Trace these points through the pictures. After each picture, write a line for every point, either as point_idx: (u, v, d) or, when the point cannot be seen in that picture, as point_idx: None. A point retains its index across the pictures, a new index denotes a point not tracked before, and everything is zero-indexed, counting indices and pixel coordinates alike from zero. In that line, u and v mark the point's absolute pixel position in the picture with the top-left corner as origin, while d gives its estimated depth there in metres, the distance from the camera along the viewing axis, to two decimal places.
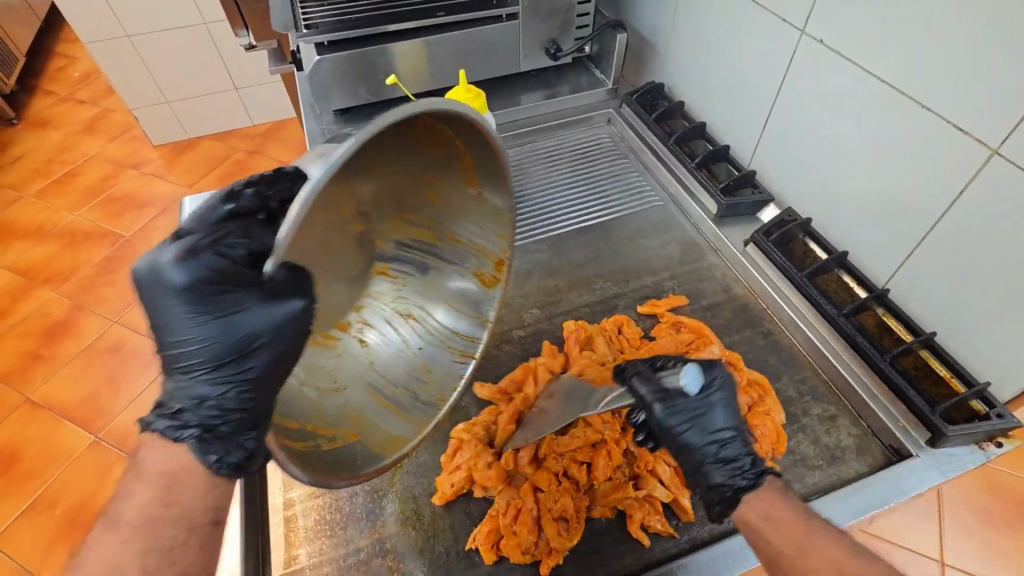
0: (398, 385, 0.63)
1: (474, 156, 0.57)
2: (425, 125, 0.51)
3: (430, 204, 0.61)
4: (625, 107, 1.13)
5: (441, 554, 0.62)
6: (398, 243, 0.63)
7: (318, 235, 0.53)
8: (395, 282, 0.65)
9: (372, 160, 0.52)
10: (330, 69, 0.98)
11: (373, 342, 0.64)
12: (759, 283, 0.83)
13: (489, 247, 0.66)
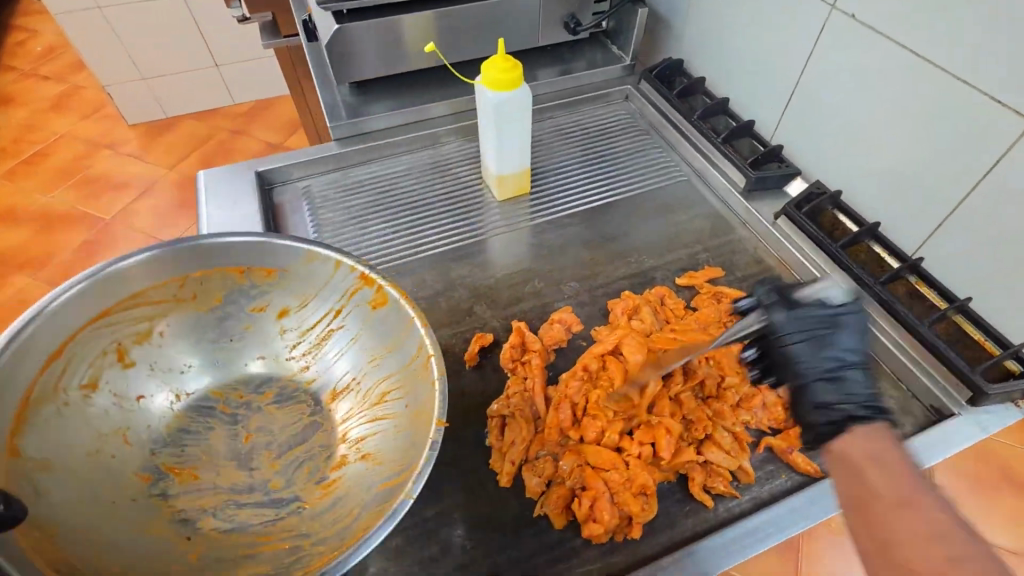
0: (396, 451, 0.65)
1: (191, 317, 0.74)
2: (88, 349, 0.65)
3: (199, 339, 0.75)
4: (644, 84, 1.13)
5: (510, 519, 0.61)
6: (227, 431, 0.71)
7: (25, 393, 0.58)
8: (281, 441, 0.71)
9: (221, 314, 0.76)
10: (348, 41, 0.95)
11: (356, 462, 0.67)
12: (792, 255, 0.85)
13: (339, 276, 0.73)
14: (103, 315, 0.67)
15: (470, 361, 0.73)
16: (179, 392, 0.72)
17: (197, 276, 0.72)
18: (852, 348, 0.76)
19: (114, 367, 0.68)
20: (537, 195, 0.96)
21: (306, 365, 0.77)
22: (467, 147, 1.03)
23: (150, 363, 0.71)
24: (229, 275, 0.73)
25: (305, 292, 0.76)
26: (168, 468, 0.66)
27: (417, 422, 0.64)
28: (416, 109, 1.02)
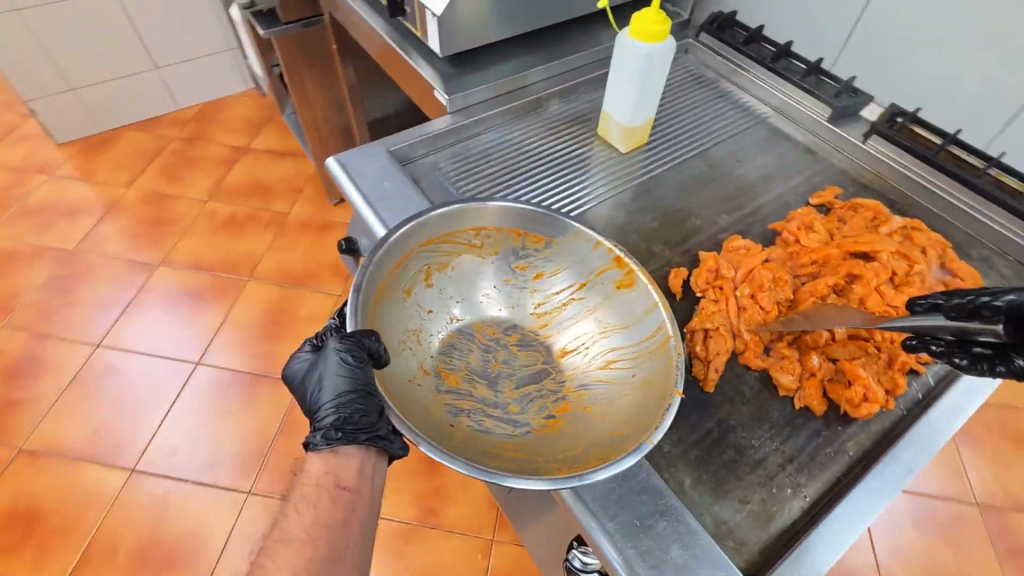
0: (625, 410, 0.70)
1: (473, 261, 0.86)
2: (412, 265, 0.80)
3: (459, 279, 0.85)
4: (703, 36, 1.21)
5: (778, 416, 0.70)
6: (481, 355, 0.82)
7: (406, 295, 0.80)
8: (520, 376, 0.80)
9: (471, 268, 0.86)
10: (461, 9, 0.92)
11: (580, 411, 0.74)
12: (887, 168, 0.99)
13: (599, 253, 0.81)
14: (426, 243, 0.80)
15: (676, 294, 0.80)
16: (455, 315, 0.85)
17: (492, 231, 0.83)
18: (962, 235, 0.92)
19: (422, 284, 0.82)
20: (654, 144, 1.01)
21: (545, 322, 0.85)
22: (568, 108, 1.07)
23: (440, 287, 0.84)
24: (514, 236, 0.84)
25: (561, 262, 0.85)
26: (442, 370, 0.78)
27: (648, 389, 0.69)
28: (518, 76, 1.03)
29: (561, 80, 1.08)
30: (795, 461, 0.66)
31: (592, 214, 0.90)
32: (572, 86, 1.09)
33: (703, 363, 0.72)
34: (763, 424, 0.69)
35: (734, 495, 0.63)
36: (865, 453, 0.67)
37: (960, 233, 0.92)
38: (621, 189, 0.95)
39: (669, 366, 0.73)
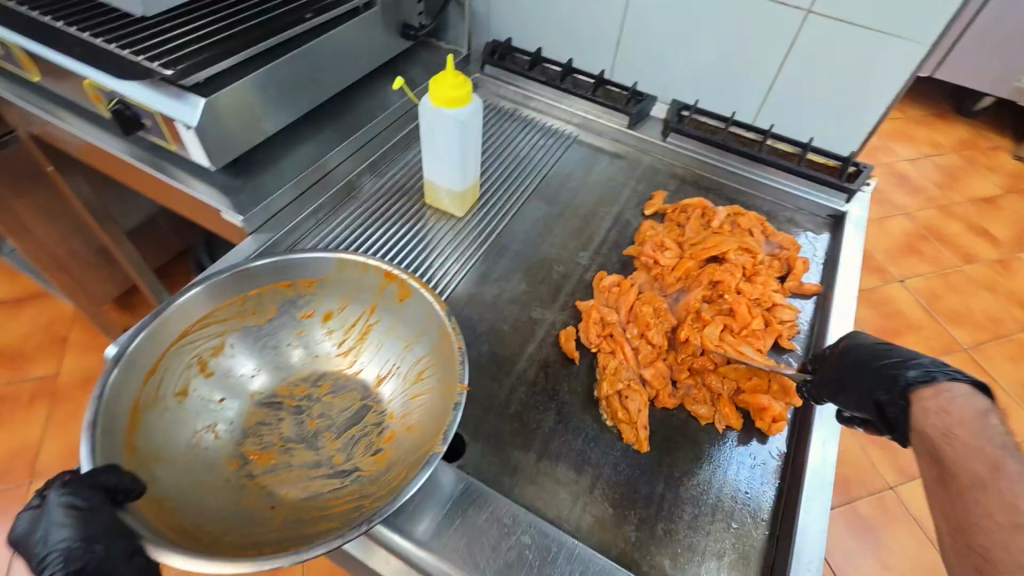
0: (431, 417, 0.70)
1: (252, 329, 0.80)
2: (176, 364, 0.72)
3: (245, 346, 0.79)
4: (488, 68, 1.18)
5: (711, 448, 0.70)
6: (295, 419, 0.76)
7: (176, 387, 0.72)
8: (341, 423, 0.77)
9: (258, 333, 0.80)
10: (220, 111, 0.76)
11: (402, 434, 0.73)
12: (691, 159, 1.07)
13: (370, 277, 0.80)
14: (183, 336, 0.73)
15: (575, 358, 0.75)
16: (253, 388, 0.78)
17: (253, 293, 0.78)
18: (767, 203, 1.03)
19: (200, 377, 0.75)
20: (487, 197, 0.96)
21: (352, 359, 0.83)
22: (384, 182, 0.97)
23: (227, 369, 0.77)
24: (281, 290, 0.80)
25: (344, 296, 0.83)
26: (253, 452, 0.72)
27: (445, 392, 0.71)
28: (316, 164, 0.89)
29: (364, 153, 0.97)
30: (743, 487, 0.67)
31: (457, 297, 0.82)
32: (379, 157, 0.98)
33: (629, 425, 0.68)
34: (703, 461, 0.68)
35: (711, 553, 0.62)
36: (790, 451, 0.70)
37: (766, 201, 1.03)
38: (474, 259, 0.87)
39: (599, 443, 0.69)
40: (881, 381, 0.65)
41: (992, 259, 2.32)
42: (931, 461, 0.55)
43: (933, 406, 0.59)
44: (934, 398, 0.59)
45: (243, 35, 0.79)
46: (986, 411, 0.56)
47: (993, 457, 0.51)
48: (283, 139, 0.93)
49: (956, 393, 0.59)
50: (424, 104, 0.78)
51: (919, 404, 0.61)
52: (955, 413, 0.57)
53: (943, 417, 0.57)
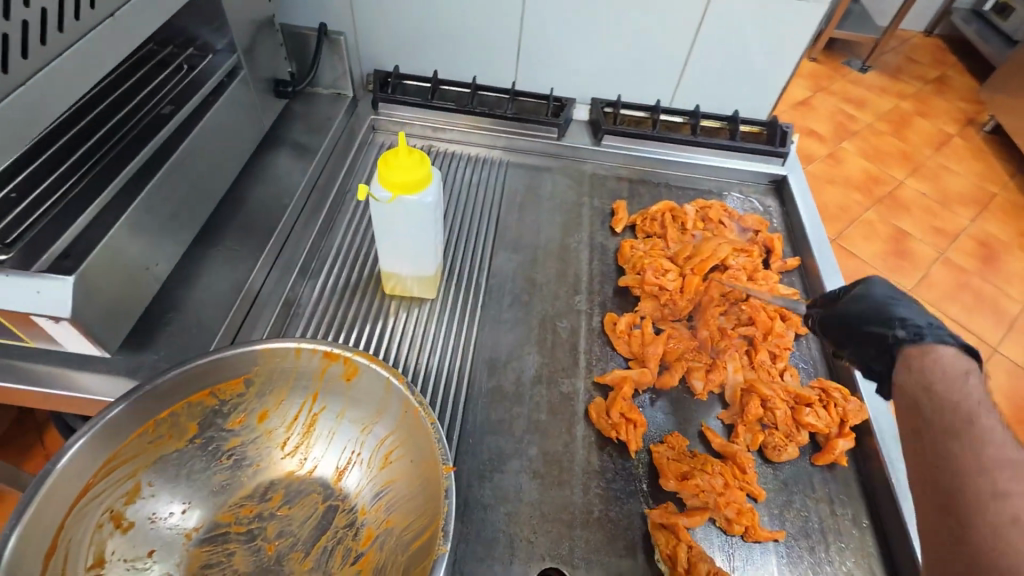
0: (417, 509, 0.51)
1: (172, 457, 0.53)
2: (81, 532, 0.47)
3: (161, 474, 0.52)
4: (381, 104, 1.00)
5: (792, 468, 0.68)
6: (248, 548, 0.53)
7: (83, 560, 0.46)
8: (306, 537, 0.54)
9: (173, 459, 0.53)
10: (94, 285, 0.54)
11: (383, 530, 0.53)
12: (631, 157, 1.02)
13: (307, 359, 0.55)
14: (86, 492, 0.47)
15: (634, 430, 0.67)
16: (188, 526, 0.52)
17: (165, 415, 0.51)
18: (713, 184, 1.02)
19: (117, 535, 0.49)
20: (450, 265, 0.83)
21: (300, 457, 0.58)
22: (324, 283, 0.78)
23: (151, 513, 0.51)
24: (201, 399, 0.53)
25: (281, 389, 0.57)
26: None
27: (428, 475, 0.51)
28: (241, 292, 0.71)
29: (287, 257, 0.78)
30: (834, 499, 0.66)
31: (476, 401, 0.70)
32: (305, 257, 0.80)
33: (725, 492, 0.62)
34: (791, 486, 0.66)
35: None
36: (857, 440, 0.70)
37: (712, 182, 1.02)
38: (471, 346, 0.75)
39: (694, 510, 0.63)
40: (877, 354, 0.55)
41: (824, 155, 2.41)
42: (908, 416, 0.48)
43: (919, 364, 0.51)
44: (921, 358, 0.51)
45: (94, 172, 0.58)
46: (971, 368, 0.48)
47: (968, 410, 0.45)
48: (184, 271, 0.71)
49: (949, 354, 0.50)
50: (378, 198, 0.62)
51: (904, 370, 0.52)
52: (938, 370, 0.49)
53: (925, 362, 0.50)
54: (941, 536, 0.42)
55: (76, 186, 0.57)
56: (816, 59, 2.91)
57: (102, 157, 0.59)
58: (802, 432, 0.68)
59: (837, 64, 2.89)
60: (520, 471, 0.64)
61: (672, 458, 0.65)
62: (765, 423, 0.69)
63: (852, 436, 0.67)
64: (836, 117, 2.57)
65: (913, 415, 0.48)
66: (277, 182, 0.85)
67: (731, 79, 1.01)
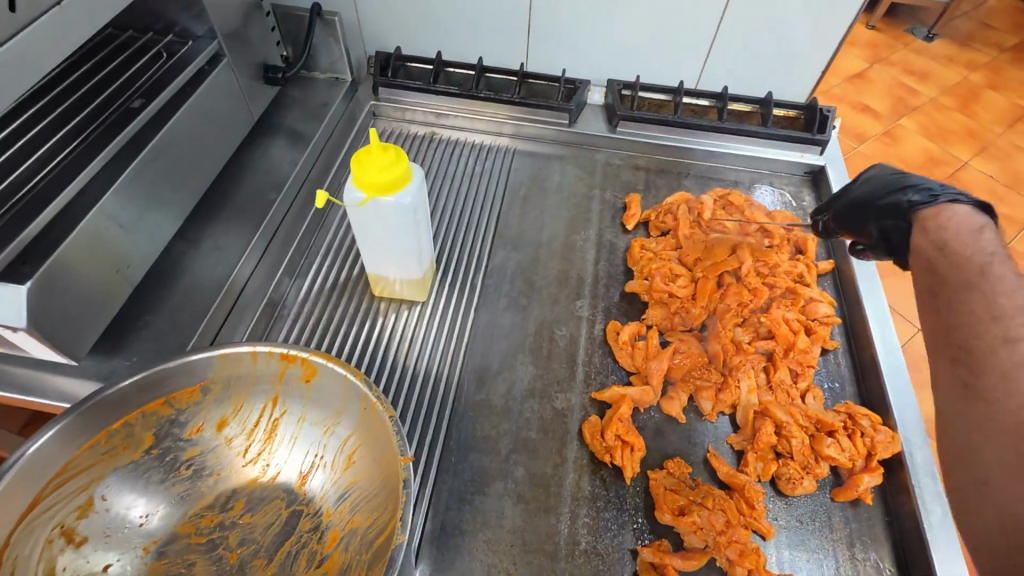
0: (379, 508, 0.48)
1: (128, 469, 0.51)
2: (29, 549, 0.45)
3: (117, 486, 0.50)
4: (382, 89, 0.94)
5: (807, 502, 0.61)
6: (209, 558, 0.51)
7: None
8: (269, 544, 0.52)
9: (129, 471, 0.51)
10: (51, 292, 0.51)
11: (347, 531, 0.50)
12: (649, 145, 0.93)
13: (263, 363, 0.53)
14: (35, 505, 0.45)
15: (631, 455, 0.61)
16: (146, 537, 0.50)
17: (118, 426, 0.49)
18: (740, 176, 0.93)
19: (69, 550, 0.47)
20: (444, 263, 0.78)
21: (263, 463, 0.55)
22: (312, 282, 0.75)
23: (107, 526, 0.49)
24: (155, 408, 0.51)
25: (240, 394, 0.54)
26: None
27: (388, 473, 0.48)
28: (225, 288, 0.68)
29: (274, 255, 0.75)
30: (855, 541, 0.59)
31: (461, 415, 0.65)
32: (293, 254, 0.77)
33: (727, 530, 0.56)
34: (805, 523, 0.59)
35: None
36: (885, 473, 0.63)
37: (739, 173, 0.93)
38: (461, 354, 0.70)
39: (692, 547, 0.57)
40: (887, 217, 0.62)
41: (879, 133, 2.15)
42: (923, 269, 0.56)
43: (934, 225, 0.57)
44: (935, 216, 0.58)
45: (57, 168, 0.55)
46: (985, 225, 0.55)
47: (979, 264, 0.51)
48: (164, 269, 0.69)
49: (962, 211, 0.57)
50: (351, 202, 0.58)
51: (919, 233, 0.58)
52: (955, 227, 0.56)
53: (936, 222, 0.57)
54: (1007, 459, 0.42)
55: (34, 187, 0.53)
56: (874, 28, 2.61)
57: (65, 154, 0.56)
58: (821, 464, 0.61)
59: (899, 33, 2.60)
60: (503, 495, 0.60)
61: (670, 488, 0.59)
62: (780, 452, 0.62)
63: (880, 471, 0.60)
64: (895, 92, 2.31)
65: (930, 274, 0.54)
66: (268, 174, 0.81)
67: (765, 58, 0.91)
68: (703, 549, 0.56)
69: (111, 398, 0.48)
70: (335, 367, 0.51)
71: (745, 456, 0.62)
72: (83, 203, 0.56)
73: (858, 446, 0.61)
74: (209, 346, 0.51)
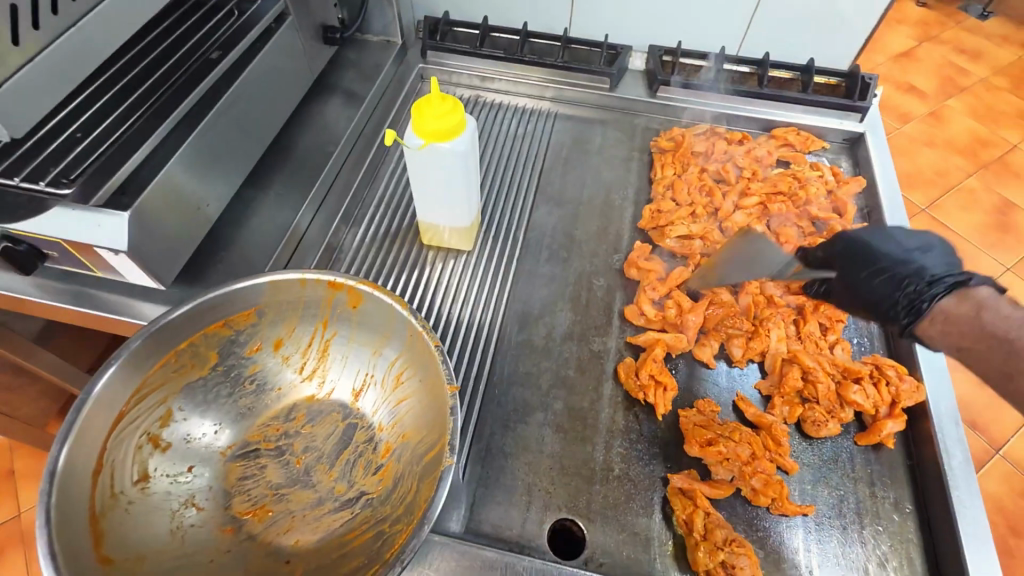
0: (427, 425, 0.55)
1: (198, 385, 0.57)
2: (123, 452, 0.51)
3: (190, 400, 0.56)
4: (430, 53, 0.98)
5: (831, 443, 0.64)
6: (278, 462, 0.58)
7: (131, 473, 0.51)
8: (329, 451, 0.59)
9: (199, 386, 0.57)
10: (151, 219, 0.59)
11: (399, 444, 0.57)
12: (689, 110, 0.95)
13: (312, 290, 0.58)
14: (121, 418, 0.51)
15: (663, 395, 0.65)
16: (221, 444, 0.57)
17: (184, 346, 0.55)
18: None
19: (157, 453, 0.54)
20: (489, 218, 0.82)
21: (318, 381, 0.62)
22: (366, 231, 0.80)
23: (186, 434, 0.56)
24: (217, 330, 0.57)
25: (292, 317, 0.60)
26: (244, 512, 0.54)
27: (434, 391, 0.54)
28: (288, 235, 0.74)
29: (332, 204, 0.81)
30: (876, 480, 0.62)
31: (505, 353, 0.70)
32: (348, 205, 0.82)
33: (753, 463, 0.60)
34: (828, 462, 0.63)
35: (875, 564, 0.57)
36: (908, 422, 0.65)
37: None
38: (504, 300, 0.74)
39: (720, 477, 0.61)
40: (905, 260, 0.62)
41: (925, 113, 2.08)
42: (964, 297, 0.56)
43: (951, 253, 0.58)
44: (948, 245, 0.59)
45: (149, 110, 0.61)
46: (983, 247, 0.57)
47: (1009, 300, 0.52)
48: (234, 213, 0.75)
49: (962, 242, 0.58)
50: (410, 145, 0.62)
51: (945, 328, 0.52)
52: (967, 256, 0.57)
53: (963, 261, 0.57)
54: None
55: (131, 125, 0.59)
56: (925, 4, 2.48)
57: (156, 99, 0.62)
58: (846, 409, 0.64)
59: (953, 10, 2.48)
60: (543, 424, 0.65)
61: (699, 423, 0.63)
62: (810, 402, 0.65)
63: (902, 417, 0.62)
64: (943, 72, 2.23)
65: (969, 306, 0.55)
66: (325, 129, 0.86)
67: (804, 23, 0.92)
68: (729, 480, 0.60)
69: (179, 321, 0.53)
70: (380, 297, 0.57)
71: (772, 399, 0.66)
72: (171, 144, 0.62)
73: (884, 393, 0.64)
74: (261, 274, 0.55)
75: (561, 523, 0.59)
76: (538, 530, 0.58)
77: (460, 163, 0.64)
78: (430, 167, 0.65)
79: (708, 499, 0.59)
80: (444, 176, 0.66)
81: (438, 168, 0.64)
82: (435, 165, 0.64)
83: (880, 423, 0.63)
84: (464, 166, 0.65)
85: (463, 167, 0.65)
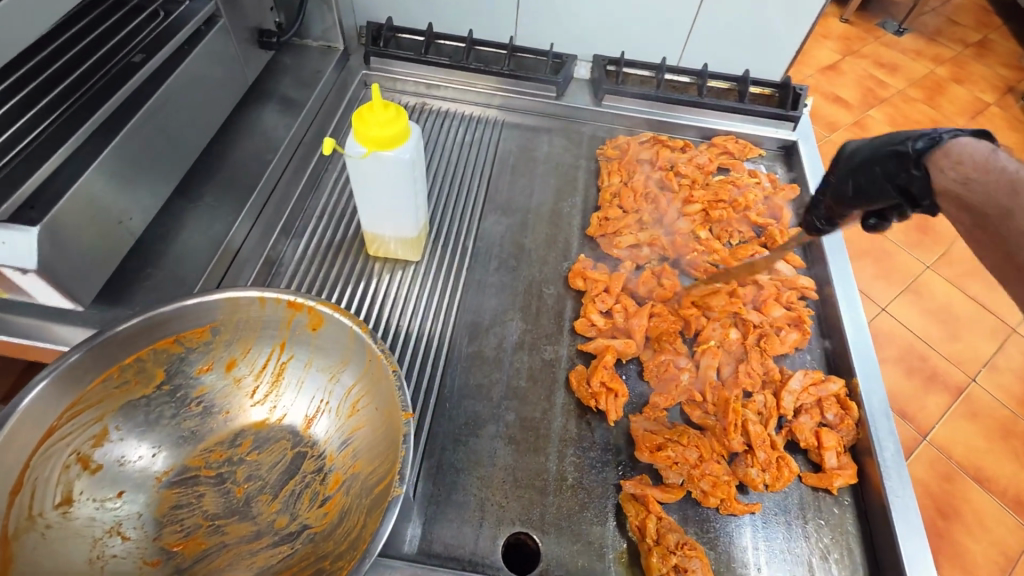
0: (379, 454, 0.52)
1: (139, 403, 0.54)
2: (47, 472, 0.47)
3: (128, 417, 0.53)
4: (373, 59, 0.96)
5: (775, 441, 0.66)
6: (218, 490, 0.54)
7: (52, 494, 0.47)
8: (274, 481, 0.55)
9: (140, 406, 0.54)
10: (65, 236, 0.54)
11: (349, 475, 0.54)
12: (634, 118, 0.97)
13: (271, 309, 0.56)
14: (51, 434, 0.47)
15: (613, 404, 0.65)
16: (158, 468, 0.53)
17: (130, 361, 0.52)
18: None
19: (85, 476, 0.50)
20: (437, 227, 0.81)
21: (271, 405, 0.58)
22: (308, 243, 0.77)
23: (120, 457, 0.52)
24: (166, 346, 0.54)
25: (248, 337, 0.57)
26: (173, 544, 0.50)
27: (390, 421, 0.52)
28: (220, 249, 0.69)
29: (271, 214, 0.77)
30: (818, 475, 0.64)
31: (455, 365, 0.69)
32: (288, 217, 0.79)
33: (705, 468, 0.61)
34: None
35: (818, 557, 0.59)
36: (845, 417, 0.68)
37: None
38: (453, 312, 0.73)
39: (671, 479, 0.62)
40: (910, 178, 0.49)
41: (850, 123, 2.21)
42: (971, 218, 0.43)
43: (954, 159, 0.45)
44: (946, 153, 0.46)
45: (62, 120, 0.56)
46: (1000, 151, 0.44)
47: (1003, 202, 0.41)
48: (162, 226, 0.70)
49: (965, 148, 0.45)
50: (352, 154, 0.60)
51: (935, 175, 0.47)
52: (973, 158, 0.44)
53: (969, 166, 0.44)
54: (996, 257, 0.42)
55: (38, 136, 0.55)
56: (848, 20, 2.65)
57: (66, 107, 0.57)
58: (787, 408, 0.67)
59: (871, 26, 2.65)
60: (495, 437, 0.64)
61: (649, 429, 0.64)
62: (755, 402, 0.67)
63: (839, 449, 0.64)
64: (865, 84, 2.38)
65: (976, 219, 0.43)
66: (263, 137, 0.82)
67: (739, 36, 0.96)
68: (679, 484, 0.61)
69: (122, 335, 0.50)
70: (341, 319, 0.54)
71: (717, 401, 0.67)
72: (86, 155, 0.57)
73: (826, 409, 0.67)
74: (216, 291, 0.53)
75: (516, 537, 0.58)
76: (493, 546, 0.57)
77: (403, 170, 0.62)
78: (371, 172, 0.63)
79: (659, 504, 0.59)
80: (385, 181, 0.63)
81: (379, 172, 0.62)
82: (376, 171, 0.62)
83: (823, 449, 0.63)
84: (409, 175, 0.63)
85: (408, 175, 0.63)
